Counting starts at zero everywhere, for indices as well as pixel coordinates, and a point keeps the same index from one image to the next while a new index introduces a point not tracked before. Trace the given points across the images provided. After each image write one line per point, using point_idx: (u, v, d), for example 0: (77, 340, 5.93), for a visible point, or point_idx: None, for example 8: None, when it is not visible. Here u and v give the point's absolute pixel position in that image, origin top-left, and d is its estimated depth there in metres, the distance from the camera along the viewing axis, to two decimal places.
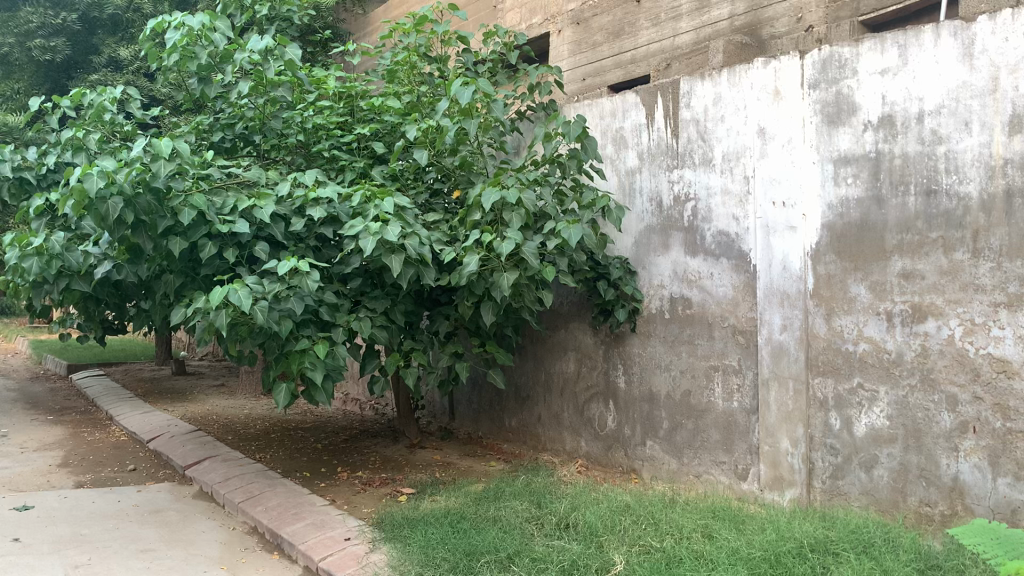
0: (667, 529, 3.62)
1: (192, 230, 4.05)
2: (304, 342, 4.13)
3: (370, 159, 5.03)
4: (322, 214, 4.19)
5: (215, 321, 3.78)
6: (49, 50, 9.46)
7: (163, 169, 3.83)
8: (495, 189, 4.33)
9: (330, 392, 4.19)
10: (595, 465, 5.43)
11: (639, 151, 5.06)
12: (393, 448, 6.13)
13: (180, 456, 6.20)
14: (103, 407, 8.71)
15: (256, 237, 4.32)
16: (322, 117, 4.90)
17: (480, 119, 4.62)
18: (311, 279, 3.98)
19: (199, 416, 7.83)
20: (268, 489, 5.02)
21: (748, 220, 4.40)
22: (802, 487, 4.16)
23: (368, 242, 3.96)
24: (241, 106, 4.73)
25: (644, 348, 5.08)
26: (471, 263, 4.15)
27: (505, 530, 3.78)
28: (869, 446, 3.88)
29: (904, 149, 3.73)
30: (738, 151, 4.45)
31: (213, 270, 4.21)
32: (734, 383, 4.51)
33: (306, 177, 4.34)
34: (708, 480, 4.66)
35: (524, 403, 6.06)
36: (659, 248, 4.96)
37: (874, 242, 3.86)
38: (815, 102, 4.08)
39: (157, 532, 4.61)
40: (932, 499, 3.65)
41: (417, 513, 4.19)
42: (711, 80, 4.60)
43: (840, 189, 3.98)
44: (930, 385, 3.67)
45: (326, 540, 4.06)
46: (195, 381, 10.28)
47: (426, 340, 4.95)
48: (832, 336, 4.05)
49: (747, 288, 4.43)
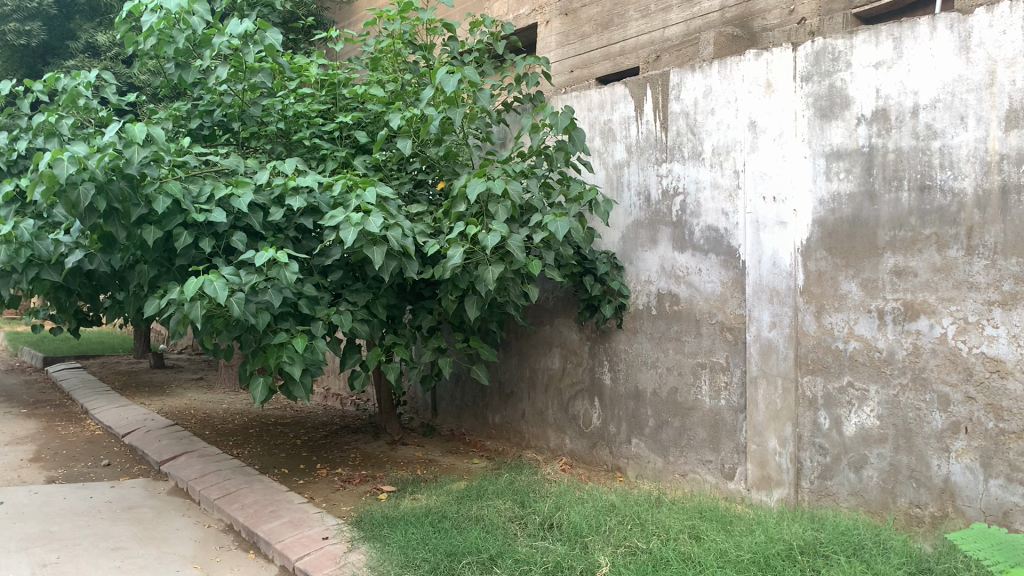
0: (653, 529, 3.54)
1: (167, 218, 3.93)
2: (282, 336, 4.02)
3: (352, 149, 4.90)
4: (302, 204, 4.08)
5: (190, 313, 3.66)
6: (24, 34, 9.25)
7: (137, 155, 3.69)
8: (481, 180, 4.22)
9: (308, 388, 4.10)
10: (579, 463, 5.34)
11: (627, 144, 4.97)
12: (375, 444, 6.03)
13: (155, 452, 6.06)
14: (78, 401, 8.54)
15: (233, 227, 4.19)
16: (304, 105, 4.77)
17: (465, 108, 4.51)
18: (290, 271, 3.87)
19: (176, 410, 7.69)
20: (245, 486, 4.90)
21: (738, 215, 4.32)
22: (790, 487, 4.09)
23: (349, 234, 3.84)
24: (220, 93, 4.58)
25: (630, 344, 5.00)
26: (455, 256, 4.04)
27: (488, 530, 3.69)
28: (858, 445, 3.82)
29: (897, 144, 3.66)
30: (728, 144, 4.37)
31: (189, 260, 4.08)
32: (722, 380, 4.43)
33: (286, 166, 4.22)
34: (694, 479, 4.58)
35: (508, 400, 5.97)
36: (647, 243, 4.87)
37: (866, 238, 3.79)
38: (808, 95, 4.00)
39: (130, 529, 4.48)
40: (921, 500, 3.59)
41: (397, 512, 4.09)
42: (702, 72, 4.51)
43: (832, 184, 3.91)
44: (921, 385, 3.60)
45: (304, 539, 3.96)
46: (174, 375, 10.12)
47: (408, 334, 4.84)
48: (822, 334, 3.98)
49: (736, 284, 4.35)
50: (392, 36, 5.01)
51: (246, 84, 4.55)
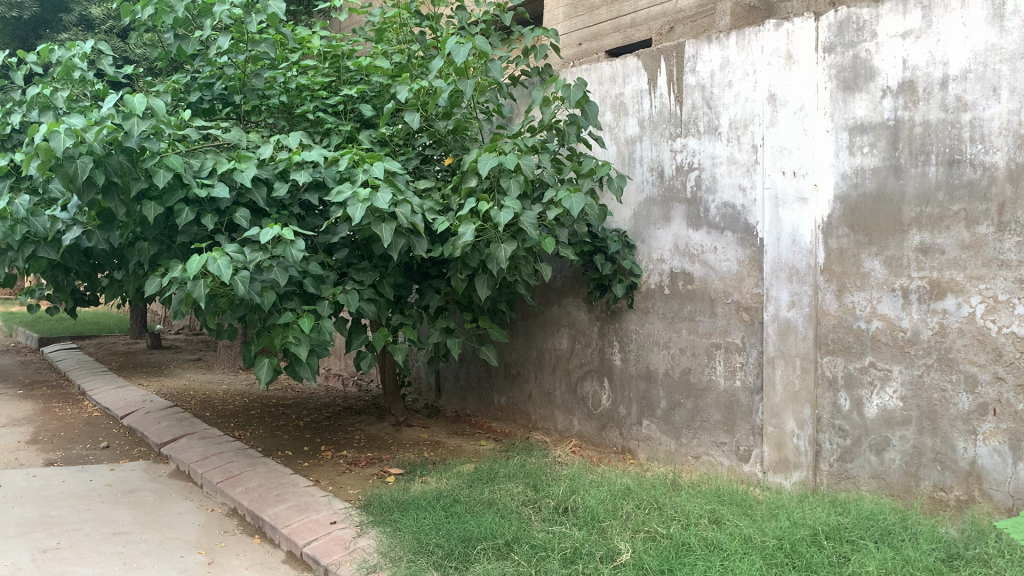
0: (672, 514, 3.44)
1: (168, 194, 3.78)
2: (288, 315, 3.90)
3: (357, 123, 4.76)
4: (307, 179, 3.94)
5: (193, 292, 3.53)
6: (15, 6, 9.06)
7: (137, 128, 3.54)
8: (492, 154, 4.08)
9: (315, 368, 3.97)
10: (588, 445, 5.25)
11: (640, 118, 4.84)
12: (379, 426, 5.93)
13: (156, 433, 5.94)
14: (75, 382, 8.42)
15: (236, 203, 4.05)
16: (307, 77, 4.62)
17: (475, 80, 4.37)
18: (297, 249, 3.73)
19: (175, 392, 7.57)
20: (248, 468, 4.79)
21: (756, 191, 4.20)
22: (808, 470, 4.00)
23: (357, 210, 3.70)
24: (220, 64, 4.41)
25: (641, 324, 4.89)
26: (467, 233, 3.92)
27: (502, 514, 3.59)
28: (880, 427, 3.72)
29: (925, 117, 3.53)
30: (746, 118, 4.24)
31: (191, 237, 3.94)
32: (737, 361, 4.33)
33: (290, 140, 4.08)
34: (708, 461, 4.49)
35: (514, 380, 5.87)
36: (660, 220, 4.75)
37: (891, 214, 3.67)
38: (830, 67, 3.87)
39: (132, 514, 4.38)
40: (946, 483, 3.50)
41: (407, 495, 3.99)
42: (719, 43, 4.38)
43: (855, 158, 3.79)
44: (947, 365, 3.50)
45: (311, 524, 3.85)
46: (172, 355, 10.00)
47: (415, 314, 4.72)
48: (843, 313, 3.87)
49: (753, 262, 4.24)
50: (397, 6, 4.82)
51: (248, 55, 4.40)
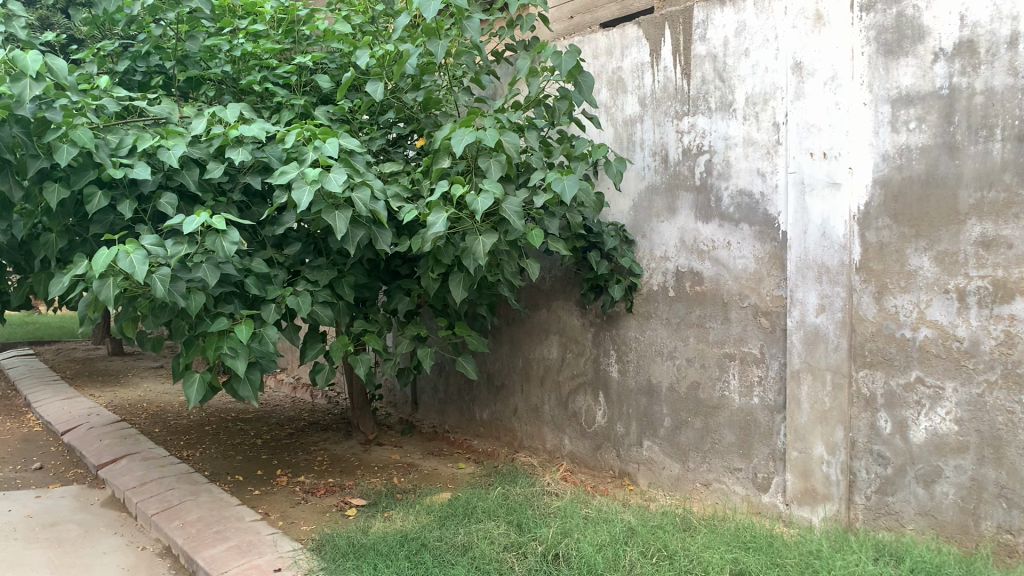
0: (686, 566, 2.82)
1: (76, 175, 3.17)
2: (223, 321, 3.26)
3: (314, 98, 4.16)
4: (245, 158, 3.33)
5: (101, 293, 2.92)
6: None
7: (29, 92, 2.91)
8: (468, 129, 3.47)
9: (256, 386, 3.34)
10: (580, 468, 4.64)
11: (641, 95, 4.24)
12: (346, 445, 5.30)
13: (93, 454, 5.28)
14: (21, 394, 7.72)
15: (163, 188, 3.44)
16: (253, 44, 4.02)
17: (448, 43, 3.75)
18: (229, 240, 3.13)
19: (126, 404, 6.90)
20: (189, 498, 4.15)
21: (778, 176, 3.60)
22: (840, 502, 3.39)
23: (304, 195, 3.10)
24: (153, 28, 3.82)
25: (642, 331, 4.28)
26: (437, 223, 3.30)
27: (478, 567, 2.97)
28: (929, 456, 3.12)
29: (988, 83, 2.93)
30: (766, 92, 3.64)
31: (107, 228, 3.34)
32: (755, 375, 3.73)
33: (228, 112, 3.46)
34: (720, 489, 3.88)
35: (498, 393, 5.25)
36: (663, 212, 4.15)
37: (944, 201, 3.08)
38: (869, 28, 3.27)
39: (46, 554, 3.73)
40: (1014, 525, 2.90)
41: (368, 537, 3.35)
42: (733, 4, 3.76)
43: (898, 135, 3.19)
44: (1015, 382, 2.90)
45: (251, 570, 3.21)
46: (132, 363, 9.28)
47: (382, 319, 4.10)
48: (884, 320, 3.26)
49: (774, 259, 3.64)
50: None
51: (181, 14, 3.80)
